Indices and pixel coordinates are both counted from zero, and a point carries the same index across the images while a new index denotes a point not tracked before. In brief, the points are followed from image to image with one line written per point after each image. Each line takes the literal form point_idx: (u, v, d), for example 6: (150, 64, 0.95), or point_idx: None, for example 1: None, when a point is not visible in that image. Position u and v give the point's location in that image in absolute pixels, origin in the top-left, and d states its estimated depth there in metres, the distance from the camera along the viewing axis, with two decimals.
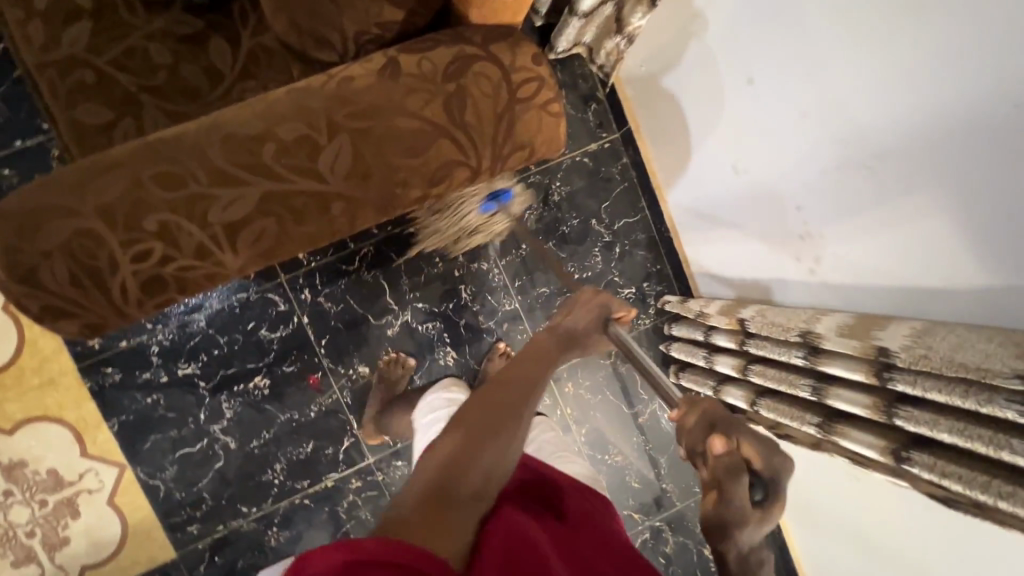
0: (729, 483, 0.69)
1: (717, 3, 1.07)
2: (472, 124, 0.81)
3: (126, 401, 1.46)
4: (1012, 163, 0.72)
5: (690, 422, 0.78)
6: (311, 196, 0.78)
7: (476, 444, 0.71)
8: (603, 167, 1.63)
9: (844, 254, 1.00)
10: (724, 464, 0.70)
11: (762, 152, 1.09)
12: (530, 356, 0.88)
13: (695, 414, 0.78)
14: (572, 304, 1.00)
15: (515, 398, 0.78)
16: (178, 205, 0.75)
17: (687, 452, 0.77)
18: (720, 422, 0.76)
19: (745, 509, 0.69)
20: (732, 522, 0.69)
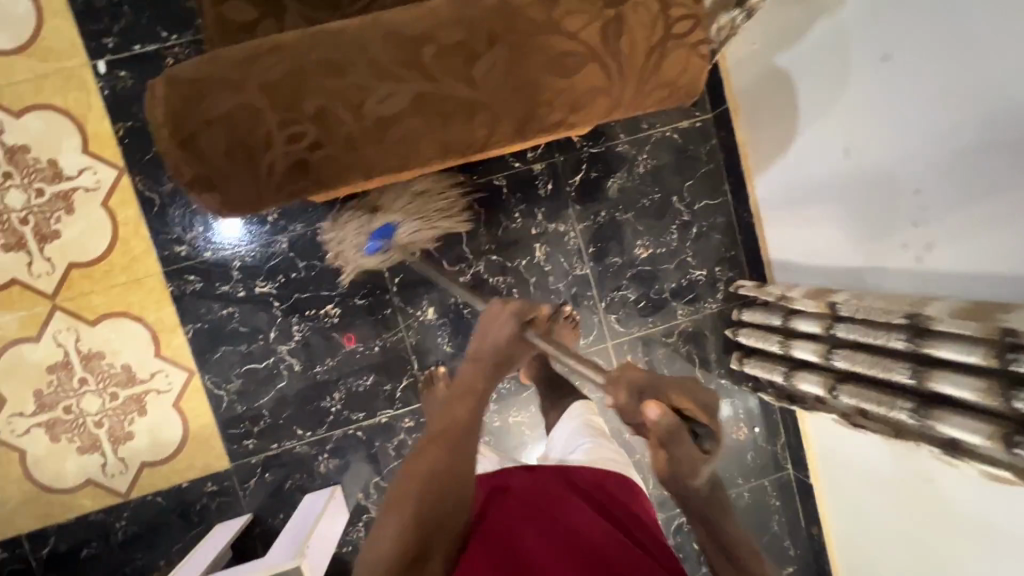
0: (673, 442, 0.77)
1: None
2: (625, 53, 0.82)
3: (203, 309, 1.50)
4: None
5: (622, 397, 0.82)
6: (462, 103, 0.80)
7: (418, 519, 0.79)
8: (692, 145, 1.62)
9: (959, 241, 0.98)
10: (666, 427, 0.76)
11: (885, 135, 1.07)
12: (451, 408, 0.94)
13: (622, 389, 0.82)
14: (491, 317, 1.08)
15: (452, 456, 0.86)
16: (337, 93, 0.77)
17: (634, 425, 0.83)
18: (647, 389, 0.81)
19: (694, 458, 0.78)
20: (687, 470, 0.80)
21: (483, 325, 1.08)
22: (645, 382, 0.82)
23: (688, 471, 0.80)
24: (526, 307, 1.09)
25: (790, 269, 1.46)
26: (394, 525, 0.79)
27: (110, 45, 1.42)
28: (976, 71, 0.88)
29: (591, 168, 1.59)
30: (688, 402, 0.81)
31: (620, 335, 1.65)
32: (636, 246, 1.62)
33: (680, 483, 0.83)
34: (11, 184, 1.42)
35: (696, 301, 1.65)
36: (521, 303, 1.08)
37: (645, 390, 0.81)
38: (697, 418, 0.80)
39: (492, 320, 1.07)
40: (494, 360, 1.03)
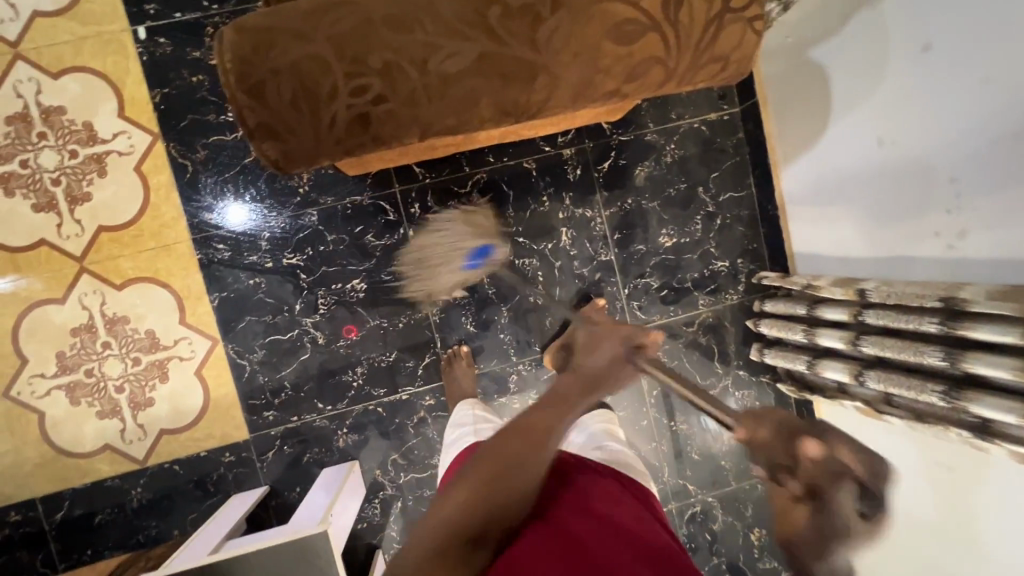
0: (826, 489, 0.65)
1: None
2: (683, 24, 0.83)
3: (230, 278, 1.50)
4: None
5: (764, 434, 0.74)
6: (523, 64, 0.82)
7: (474, 515, 0.73)
8: (719, 138, 1.65)
9: (994, 228, 1.00)
10: (824, 468, 0.67)
11: (923, 124, 1.10)
12: (543, 412, 0.81)
13: (767, 425, 0.75)
14: (596, 338, 0.94)
15: (525, 448, 0.77)
16: (403, 49, 0.79)
17: (769, 465, 0.72)
18: (798, 430, 0.72)
19: (848, 520, 0.64)
20: (838, 531, 0.64)
21: (591, 342, 0.94)
22: (794, 420, 0.74)
23: (832, 538, 0.64)
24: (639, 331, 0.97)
25: (816, 261, 1.48)
26: (451, 508, 0.74)
27: (151, 11, 1.44)
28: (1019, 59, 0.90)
29: (620, 155, 1.61)
30: (861, 452, 0.68)
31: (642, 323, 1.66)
32: (660, 235, 1.64)
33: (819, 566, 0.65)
34: (46, 144, 1.43)
35: (717, 291, 1.66)
36: (631, 327, 0.95)
37: (799, 430, 0.72)
38: (869, 481, 0.66)
39: (604, 342, 0.93)
40: (596, 381, 0.88)
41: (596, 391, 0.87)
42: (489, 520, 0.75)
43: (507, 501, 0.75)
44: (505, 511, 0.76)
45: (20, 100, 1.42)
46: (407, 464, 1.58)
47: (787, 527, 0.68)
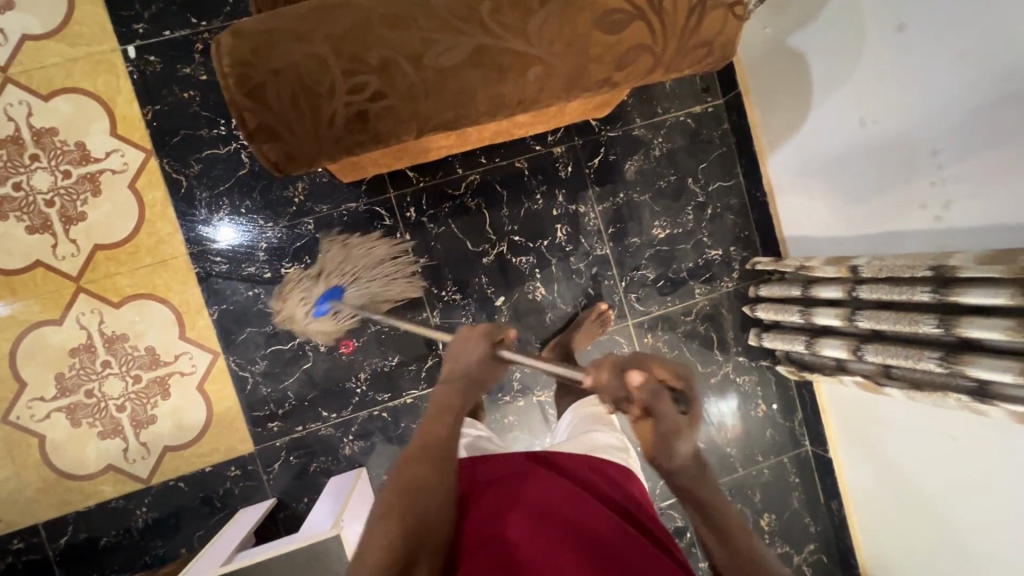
0: (654, 404, 0.84)
1: None
2: (668, 11, 0.86)
3: (229, 291, 1.50)
4: None
5: (605, 376, 0.88)
6: (516, 55, 0.84)
7: (410, 526, 0.74)
8: (705, 129, 1.69)
9: (980, 195, 1.03)
10: (649, 389, 0.84)
11: (902, 100, 1.13)
12: (434, 416, 0.91)
13: (605, 368, 0.88)
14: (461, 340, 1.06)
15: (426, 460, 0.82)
16: (398, 44, 0.80)
17: (612, 400, 0.87)
18: (628, 364, 0.87)
19: (675, 422, 0.83)
20: (673, 431, 0.84)
21: (457, 347, 1.06)
22: (620, 358, 0.88)
23: (672, 440, 0.84)
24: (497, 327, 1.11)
25: (807, 244, 1.51)
26: (383, 535, 0.72)
27: (140, 31, 1.45)
28: (992, 30, 0.94)
29: (610, 151, 1.64)
30: (661, 374, 0.88)
31: (640, 315, 1.68)
32: (654, 227, 1.67)
33: (666, 454, 0.85)
34: (39, 166, 1.43)
35: (712, 280, 1.69)
36: (489, 325, 1.09)
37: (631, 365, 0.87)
38: (680, 386, 0.88)
39: (465, 343, 1.05)
40: (477, 379, 1.01)
41: (478, 386, 1.00)
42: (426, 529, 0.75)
43: (430, 505, 0.78)
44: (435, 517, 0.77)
45: (12, 123, 1.42)
46: None
47: (642, 439, 0.88)
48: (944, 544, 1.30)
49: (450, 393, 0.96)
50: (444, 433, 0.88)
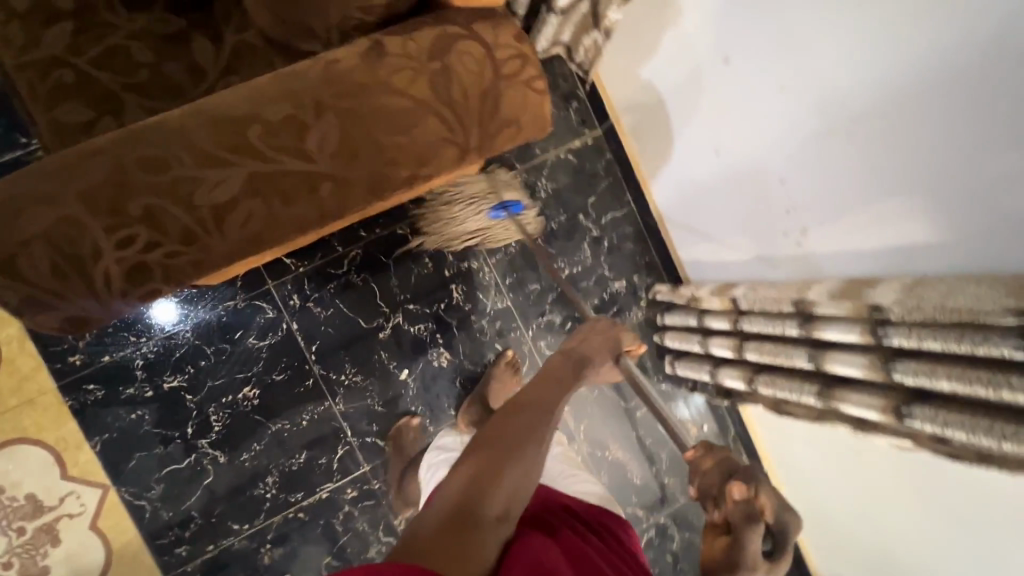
0: (743, 531, 0.81)
1: None
2: (458, 100, 0.82)
3: (108, 418, 1.40)
4: (968, 112, 0.75)
5: (708, 464, 0.93)
6: (299, 176, 0.78)
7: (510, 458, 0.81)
8: (588, 163, 1.65)
9: (830, 221, 1.01)
10: (740, 510, 0.83)
11: (746, 129, 1.11)
12: (547, 385, 1.01)
13: (715, 464, 0.93)
14: (586, 333, 1.15)
15: (531, 418, 0.91)
16: (162, 188, 0.74)
17: (699, 489, 0.93)
18: (736, 472, 0.90)
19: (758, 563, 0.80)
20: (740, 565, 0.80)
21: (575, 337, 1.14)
22: (734, 461, 0.92)
23: (736, 569, 0.80)
24: (625, 336, 1.17)
25: (699, 268, 1.48)
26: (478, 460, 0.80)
27: None
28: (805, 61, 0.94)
29: None
30: (778, 499, 0.84)
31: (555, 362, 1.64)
32: (552, 270, 1.63)
33: None
34: None
35: (621, 312, 1.66)
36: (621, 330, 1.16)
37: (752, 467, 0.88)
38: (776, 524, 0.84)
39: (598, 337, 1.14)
40: (584, 362, 1.10)
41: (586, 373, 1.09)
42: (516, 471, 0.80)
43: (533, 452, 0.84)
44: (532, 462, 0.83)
45: None
46: (343, 565, 1.49)
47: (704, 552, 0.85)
48: (876, 561, 1.26)
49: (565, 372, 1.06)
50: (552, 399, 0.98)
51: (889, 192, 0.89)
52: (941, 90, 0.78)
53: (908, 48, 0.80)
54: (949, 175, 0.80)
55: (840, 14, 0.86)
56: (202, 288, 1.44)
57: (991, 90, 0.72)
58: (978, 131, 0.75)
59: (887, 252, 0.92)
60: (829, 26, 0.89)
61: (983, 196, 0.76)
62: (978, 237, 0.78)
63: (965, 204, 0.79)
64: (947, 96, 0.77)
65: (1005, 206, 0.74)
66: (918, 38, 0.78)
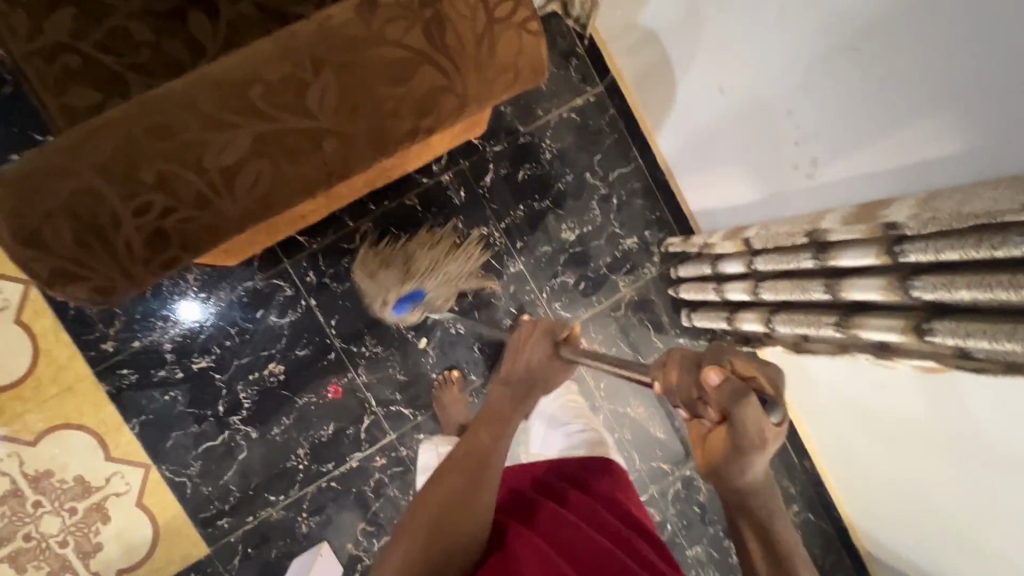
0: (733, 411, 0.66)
1: None
2: (454, 46, 0.82)
3: (144, 401, 1.46)
4: (976, 11, 0.72)
5: (674, 374, 0.74)
6: (302, 134, 0.79)
7: (444, 530, 0.84)
8: (591, 120, 1.64)
9: (841, 147, 0.99)
10: (728, 390, 0.67)
11: (750, 64, 1.09)
12: (490, 424, 1.02)
13: (675, 365, 0.75)
14: (522, 340, 1.22)
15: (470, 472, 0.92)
16: (172, 154, 0.76)
17: (686, 403, 0.73)
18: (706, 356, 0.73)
19: (761, 430, 0.67)
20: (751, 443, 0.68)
21: (516, 347, 1.23)
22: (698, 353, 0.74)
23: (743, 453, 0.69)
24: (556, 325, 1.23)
25: (709, 219, 1.46)
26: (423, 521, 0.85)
27: None
28: None
29: (499, 165, 1.60)
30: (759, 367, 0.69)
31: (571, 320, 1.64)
32: (562, 231, 1.63)
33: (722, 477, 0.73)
34: None
35: (634, 269, 1.65)
36: (550, 321, 1.23)
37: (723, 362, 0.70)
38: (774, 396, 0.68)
39: (525, 343, 1.21)
40: (532, 380, 1.15)
41: (533, 389, 1.14)
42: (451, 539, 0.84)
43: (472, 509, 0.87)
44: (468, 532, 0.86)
45: None
46: (378, 529, 1.53)
47: (711, 452, 0.72)
48: (902, 491, 1.27)
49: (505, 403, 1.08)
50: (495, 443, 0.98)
51: (898, 111, 0.87)
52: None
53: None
54: (955, 85, 0.78)
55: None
56: (220, 270, 1.48)
57: None
58: (983, 34, 0.72)
59: (900, 176, 0.90)
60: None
61: (989, 103, 0.74)
62: (987, 146, 0.76)
63: (973, 113, 0.77)
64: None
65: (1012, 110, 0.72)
66: None
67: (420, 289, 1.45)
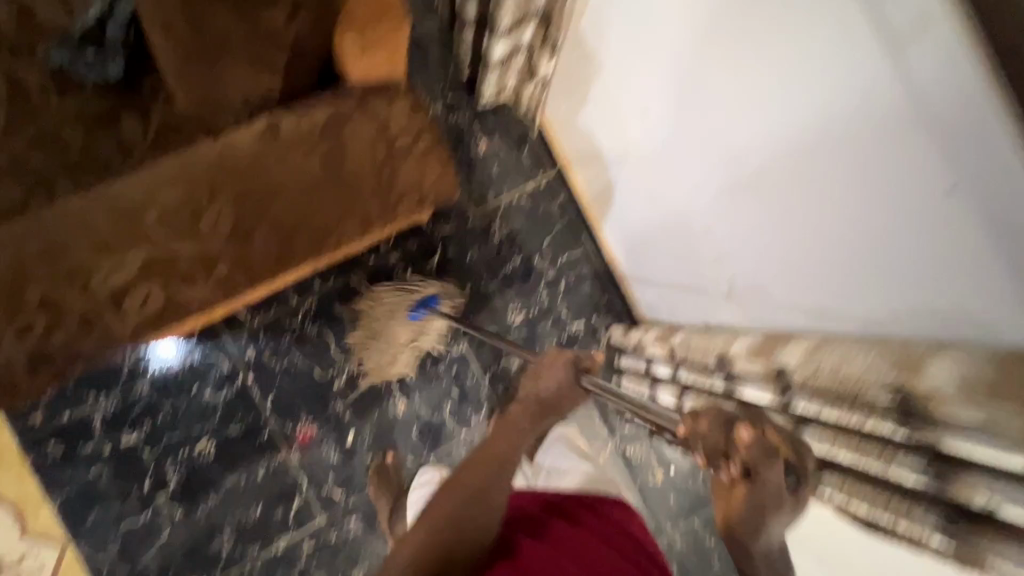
0: (761, 470, 0.62)
1: (605, 44, 1.11)
2: (353, 174, 0.84)
3: (68, 475, 1.43)
4: (849, 175, 0.70)
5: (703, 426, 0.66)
6: (195, 257, 0.80)
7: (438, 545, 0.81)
8: (542, 205, 1.66)
9: (751, 272, 0.98)
10: (754, 451, 0.62)
11: (669, 180, 1.11)
12: (501, 431, 0.97)
13: (706, 419, 0.67)
14: (544, 364, 1.05)
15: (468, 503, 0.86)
16: (59, 275, 0.77)
17: (704, 455, 0.66)
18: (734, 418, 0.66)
19: (781, 492, 0.62)
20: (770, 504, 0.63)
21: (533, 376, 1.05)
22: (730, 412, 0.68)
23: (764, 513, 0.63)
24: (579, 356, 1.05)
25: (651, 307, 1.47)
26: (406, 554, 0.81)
27: None
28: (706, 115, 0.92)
29: (448, 246, 1.61)
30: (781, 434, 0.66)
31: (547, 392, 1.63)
32: (508, 312, 1.62)
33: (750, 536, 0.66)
34: None
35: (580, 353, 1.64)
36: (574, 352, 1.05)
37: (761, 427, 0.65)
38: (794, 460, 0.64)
39: (549, 366, 1.04)
40: (550, 408, 1.01)
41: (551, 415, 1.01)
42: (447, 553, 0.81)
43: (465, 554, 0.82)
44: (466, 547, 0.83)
45: None
46: None
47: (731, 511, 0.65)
48: None
49: (525, 420, 0.99)
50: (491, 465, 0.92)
51: (791, 254, 0.86)
52: (814, 156, 0.74)
53: (783, 118, 0.77)
54: (834, 245, 0.77)
55: (727, 78, 0.84)
56: (159, 343, 1.47)
57: (863, 156, 0.67)
58: (850, 206, 0.72)
59: (795, 312, 0.90)
60: (720, 89, 0.86)
61: (862, 268, 0.73)
62: (865, 307, 0.75)
63: (851, 273, 0.76)
64: (825, 158, 0.73)
65: (881, 281, 0.71)
66: (793, 100, 0.74)
67: (427, 297, 1.56)
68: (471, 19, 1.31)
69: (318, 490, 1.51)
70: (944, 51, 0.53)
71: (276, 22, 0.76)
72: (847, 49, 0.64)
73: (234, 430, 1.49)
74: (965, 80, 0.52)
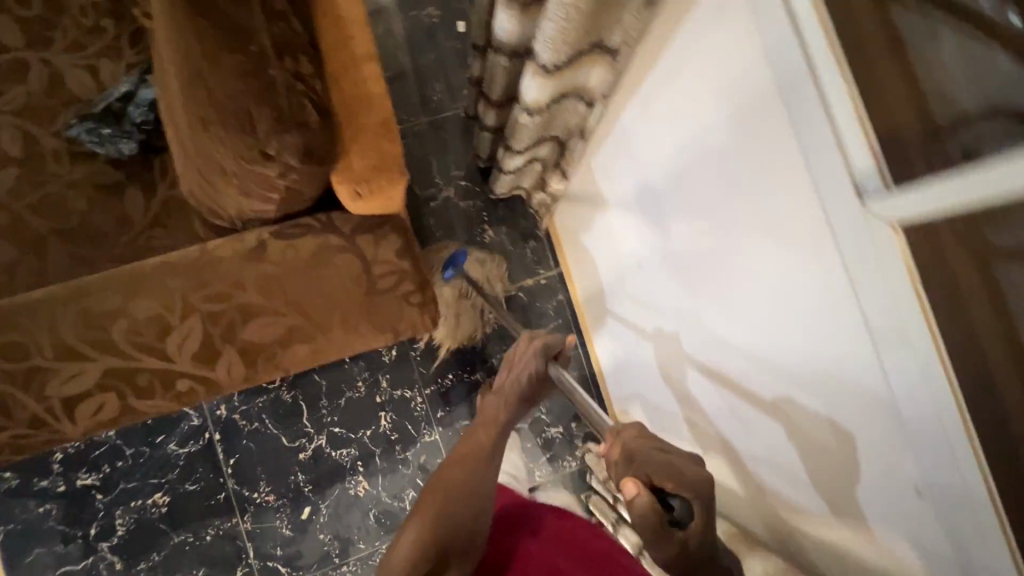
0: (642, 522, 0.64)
1: (614, 184, 1.12)
2: (327, 309, 0.83)
3: (17, 508, 1.41)
4: (830, 412, 0.69)
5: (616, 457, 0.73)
6: (155, 373, 0.79)
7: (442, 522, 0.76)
8: (538, 302, 1.64)
9: (716, 449, 0.96)
10: (637, 506, 0.64)
11: (649, 316, 1.10)
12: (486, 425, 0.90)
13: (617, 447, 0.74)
14: (514, 351, 0.94)
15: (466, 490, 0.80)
16: (16, 376, 0.76)
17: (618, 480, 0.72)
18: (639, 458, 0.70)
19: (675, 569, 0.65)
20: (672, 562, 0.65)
21: (507, 362, 0.95)
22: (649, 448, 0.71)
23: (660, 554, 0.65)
24: (554, 339, 0.93)
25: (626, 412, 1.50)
26: (409, 536, 0.75)
27: None
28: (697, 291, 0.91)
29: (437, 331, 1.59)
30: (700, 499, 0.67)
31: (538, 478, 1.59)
32: None
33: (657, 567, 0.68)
34: None
35: (554, 459, 1.59)
36: (551, 335, 0.93)
37: (658, 479, 0.67)
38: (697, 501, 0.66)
39: (516, 356, 0.93)
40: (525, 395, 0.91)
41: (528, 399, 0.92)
42: (446, 529, 0.76)
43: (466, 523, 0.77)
44: (463, 525, 0.77)
45: None
46: None
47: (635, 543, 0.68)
48: None
49: (504, 410, 0.90)
50: (484, 446, 0.86)
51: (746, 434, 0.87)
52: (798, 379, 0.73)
53: (760, 322, 0.77)
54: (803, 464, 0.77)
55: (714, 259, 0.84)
56: None
57: (847, 403, 0.66)
58: (831, 439, 0.70)
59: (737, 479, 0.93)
60: (704, 268, 0.86)
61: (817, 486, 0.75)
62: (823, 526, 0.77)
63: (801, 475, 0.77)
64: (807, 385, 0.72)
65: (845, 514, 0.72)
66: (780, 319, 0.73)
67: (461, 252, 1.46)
68: (490, 126, 1.28)
69: (263, 563, 1.46)
70: (924, 378, 0.51)
71: (268, 175, 0.72)
72: (828, 298, 0.64)
73: (190, 487, 1.47)
74: (942, 412, 0.50)
